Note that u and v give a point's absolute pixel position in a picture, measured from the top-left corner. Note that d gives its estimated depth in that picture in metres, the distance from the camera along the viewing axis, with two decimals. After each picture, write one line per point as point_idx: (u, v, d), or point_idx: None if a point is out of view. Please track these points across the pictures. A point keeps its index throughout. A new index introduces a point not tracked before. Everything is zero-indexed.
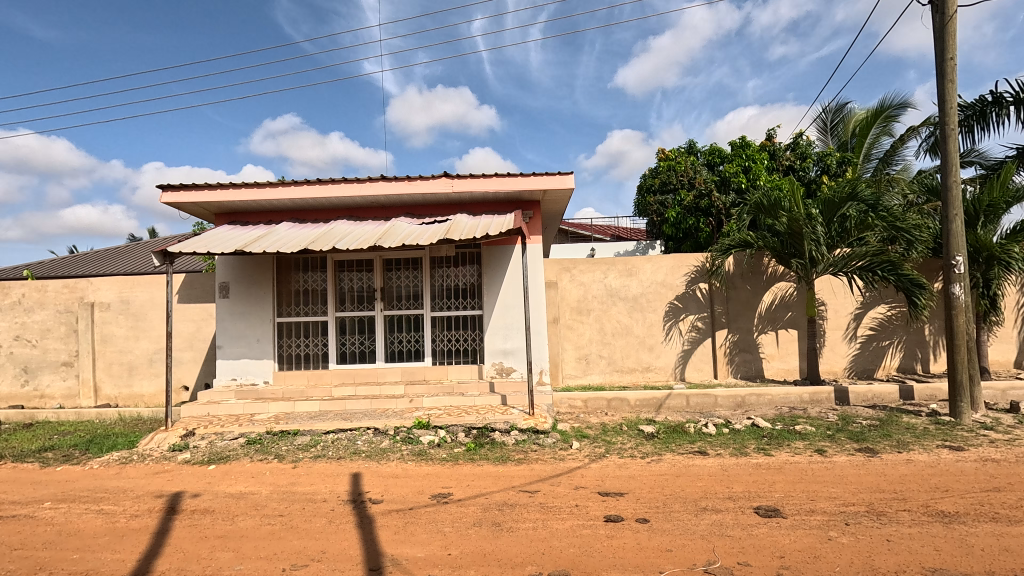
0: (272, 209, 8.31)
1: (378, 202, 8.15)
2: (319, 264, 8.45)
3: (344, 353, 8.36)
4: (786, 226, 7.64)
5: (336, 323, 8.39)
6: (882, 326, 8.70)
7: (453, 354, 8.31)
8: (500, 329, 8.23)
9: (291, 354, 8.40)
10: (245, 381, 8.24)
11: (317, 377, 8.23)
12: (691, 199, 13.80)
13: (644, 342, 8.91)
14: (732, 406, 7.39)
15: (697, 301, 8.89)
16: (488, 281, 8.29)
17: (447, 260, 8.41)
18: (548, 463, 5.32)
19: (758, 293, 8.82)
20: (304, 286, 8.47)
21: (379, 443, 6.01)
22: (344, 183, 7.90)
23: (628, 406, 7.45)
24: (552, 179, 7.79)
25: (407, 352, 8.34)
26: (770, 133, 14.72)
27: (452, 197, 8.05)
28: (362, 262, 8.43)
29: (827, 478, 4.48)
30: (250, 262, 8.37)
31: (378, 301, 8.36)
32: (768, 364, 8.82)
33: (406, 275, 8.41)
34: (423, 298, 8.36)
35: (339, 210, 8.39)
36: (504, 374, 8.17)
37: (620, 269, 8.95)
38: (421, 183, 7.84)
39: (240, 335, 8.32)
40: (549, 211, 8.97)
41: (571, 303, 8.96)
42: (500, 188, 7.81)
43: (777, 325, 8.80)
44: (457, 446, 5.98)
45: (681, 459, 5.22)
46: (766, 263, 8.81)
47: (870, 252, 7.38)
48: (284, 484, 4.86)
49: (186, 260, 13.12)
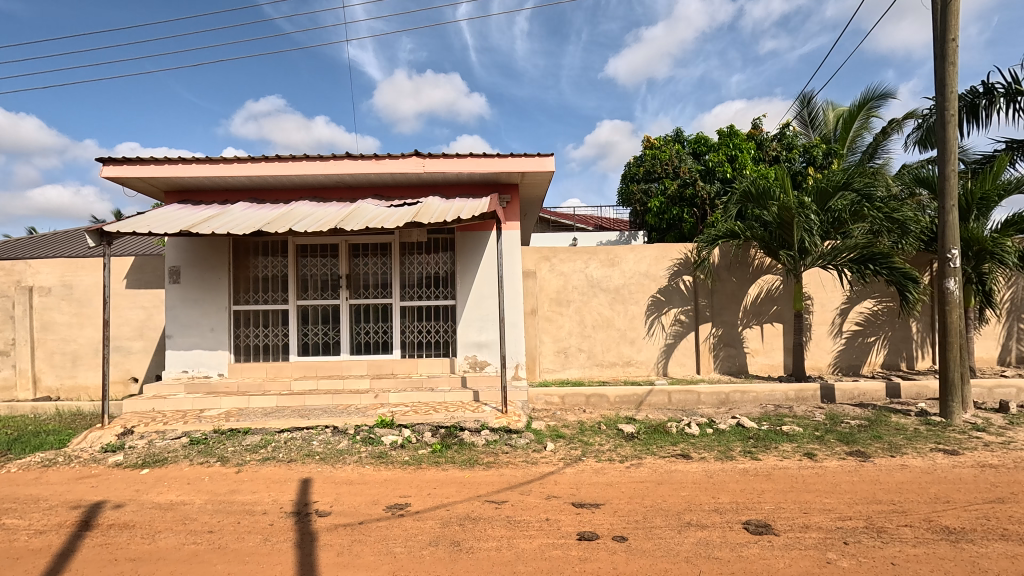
0: (228, 187, 7.66)
1: (343, 182, 7.55)
2: (280, 248, 7.86)
3: (307, 345, 7.81)
4: (776, 216, 7.26)
5: (299, 313, 7.83)
6: (868, 321, 8.46)
7: (423, 346, 7.82)
8: (474, 321, 7.74)
9: (249, 345, 7.81)
10: (198, 374, 7.64)
11: (277, 370, 7.68)
12: (675, 188, 13.43)
13: (625, 336, 8.53)
14: (715, 403, 7.07)
15: (681, 294, 8.53)
16: (462, 269, 7.79)
17: (418, 246, 7.87)
18: (519, 468, 4.88)
19: (743, 286, 8.49)
20: (262, 272, 7.86)
21: (337, 444, 5.50)
22: (307, 160, 7.29)
23: (607, 402, 7.05)
24: (532, 160, 7.27)
25: (374, 344, 7.81)
26: (757, 123, 14.41)
27: (424, 178, 7.50)
28: (327, 247, 7.86)
29: (822, 487, 4.11)
30: (204, 245, 7.72)
31: (344, 290, 7.81)
32: (752, 359, 8.52)
33: (374, 262, 7.87)
34: (392, 287, 7.83)
35: (302, 190, 7.77)
36: (477, 369, 7.70)
37: (602, 259, 8.54)
38: (390, 162, 7.27)
39: (192, 324, 7.70)
40: (528, 196, 8.48)
41: (550, 293, 8.51)
42: (476, 169, 7.25)
43: (761, 319, 8.50)
44: (422, 447, 5.50)
45: (663, 464, 4.83)
46: (753, 255, 8.48)
47: (861, 244, 7.05)
48: (222, 493, 4.33)
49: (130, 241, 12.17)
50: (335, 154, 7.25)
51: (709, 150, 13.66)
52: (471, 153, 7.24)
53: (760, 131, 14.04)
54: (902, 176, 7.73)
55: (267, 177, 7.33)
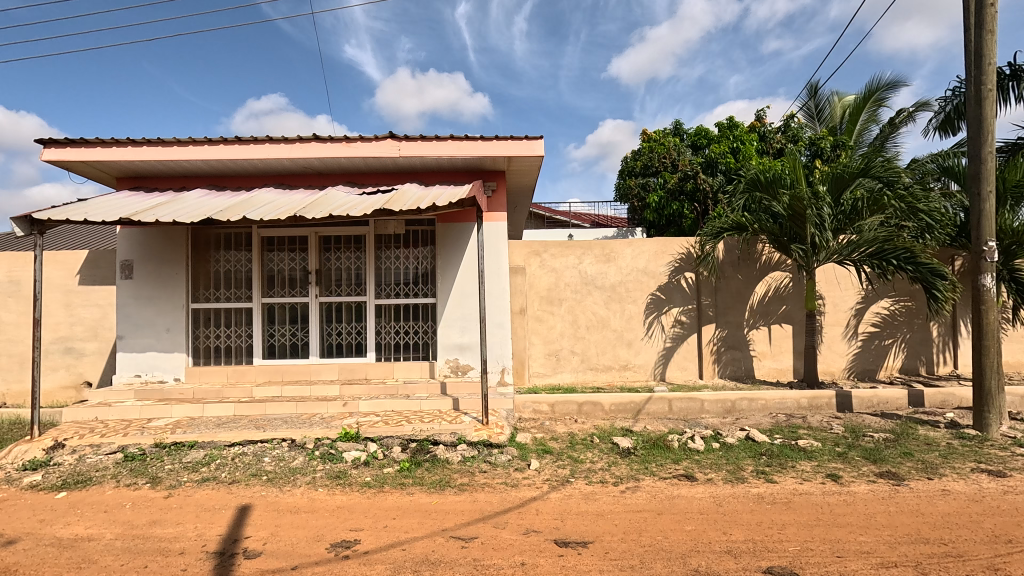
0: (185, 173, 6.97)
1: (311, 167, 6.86)
2: (244, 241, 7.18)
3: (272, 347, 7.13)
4: (787, 207, 6.60)
5: (264, 312, 7.15)
6: (884, 322, 7.81)
7: (400, 349, 7.15)
8: (456, 321, 7.06)
9: (209, 347, 7.12)
10: (152, 378, 6.96)
11: (238, 374, 6.99)
12: (675, 181, 12.77)
13: (622, 338, 7.86)
14: (720, 412, 6.42)
15: (682, 292, 7.87)
16: (443, 265, 7.11)
17: (395, 239, 7.20)
18: (496, 492, 4.18)
19: (750, 284, 7.83)
20: (224, 267, 7.17)
21: (291, 462, 4.81)
22: (270, 142, 6.60)
23: (601, 411, 6.40)
24: (519, 143, 6.57)
25: (346, 346, 7.15)
26: (760, 114, 13.77)
27: (401, 164, 6.81)
28: (295, 240, 7.19)
29: (855, 521, 3.43)
30: (159, 237, 7.03)
31: (313, 286, 7.13)
32: (759, 364, 7.87)
33: (347, 257, 7.20)
34: (366, 283, 7.16)
35: (268, 176, 7.09)
36: (459, 374, 7.03)
37: (597, 254, 7.87)
38: (362, 145, 6.57)
39: (146, 324, 7.01)
40: (517, 185, 7.81)
41: (541, 291, 7.83)
42: (457, 153, 6.56)
43: (769, 320, 7.85)
44: (389, 465, 4.82)
45: (663, 487, 4.14)
46: (760, 250, 7.81)
47: (882, 238, 6.35)
48: (140, 525, 3.64)
49: (77, 235, 11.18)
50: (301, 136, 6.55)
51: (709, 143, 13.04)
52: (452, 135, 6.55)
53: (763, 122, 13.41)
54: (925, 161, 7.06)
55: (226, 161, 6.63)
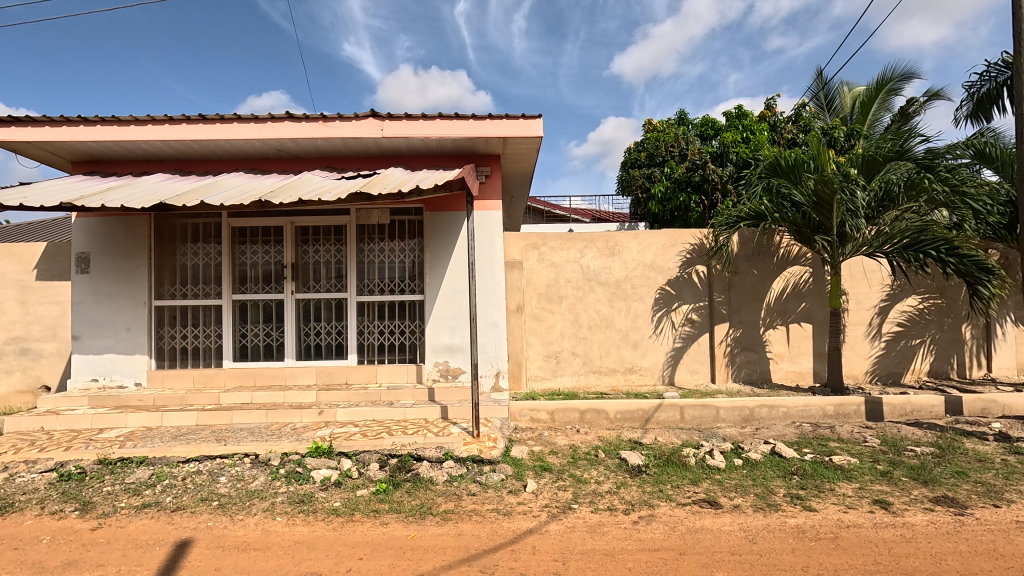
0: (146, 156, 6.31)
1: (285, 150, 6.21)
2: (212, 233, 6.53)
3: (244, 348, 6.50)
4: (812, 193, 5.97)
5: (235, 310, 6.51)
6: (912, 321, 7.19)
7: (385, 350, 6.51)
8: (445, 321, 6.42)
9: (175, 349, 6.49)
10: (111, 383, 6.32)
11: (206, 379, 6.34)
12: (682, 171, 12.13)
13: (627, 338, 7.23)
14: (738, 421, 5.81)
15: (693, 288, 7.24)
16: (432, 258, 6.47)
17: (379, 230, 6.57)
18: (484, 523, 3.54)
19: (766, 280, 7.20)
20: (190, 260, 6.53)
21: (251, 482, 4.17)
22: (238, 122, 5.93)
23: (605, 420, 5.78)
24: (514, 123, 5.90)
25: (325, 347, 6.51)
26: (771, 102, 13.12)
27: (384, 146, 6.15)
28: (269, 231, 6.55)
29: (923, 567, 2.80)
30: (119, 227, 6.39)
31: (289, 282, 6.49)
32: (776, 366, 7.24)
33: (326, 250, 6.56)
34: (347, 279, 6.52)
35: (238, 160, 6.44)
36: (449, 378, 6.39)
37: (600, 247, 7.23)
38: (340, 125, 5.90)
39: (104, 324, 6.37)
40: (513, 171, 7.17)
41: (539, 288, 7.19)
42: (446, 133, 5.89)
43: (787, 318, 7.23)
44: (363, 487, 4.18)
45: (683, 517, 3.51)
46: (778, 242, 7.19)
47: (917, 226, 5.74)
48: (51, 569, 3.00)
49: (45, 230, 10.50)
50: (272, 114, 5.88)
51: (717, 133, 12.55)
52: (440, 114, 5.88)
53: (773, 111, 12.74)
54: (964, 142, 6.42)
55: (189, 143, 5.97)
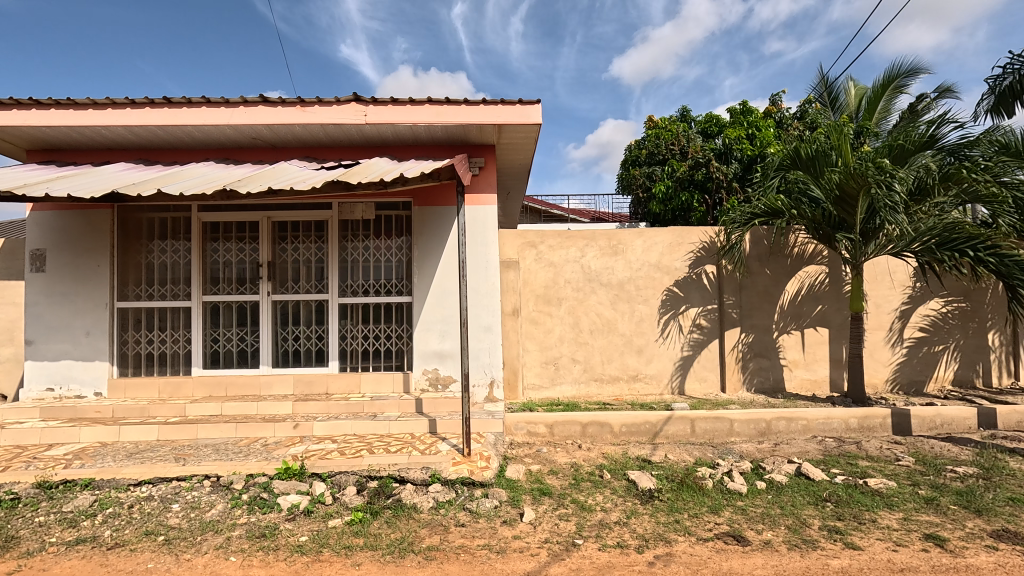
0: (107, 143, 5.76)
1: (261, 138, 5.68)
2: (181, 228, 5.99)
3: (215, 355, 5.95)
4: (835, 187, 5.50)
5: (206, 313, 5.97)
6: (935, 326, 6.72)
7: (369, 357, 5.99)
8: (435, 325, 5.90)
9: (139, 355, 5.94)
10: (67, 393, 5.77)
11: (173, 389, 5.79)
12: (684, 170, 11.67)
13: (631, 344, 6.73)
14: (754, 435, 5.33)
15: (701, 290, 6.76)
16: (421, 256, 5.95)
17: (363, 226, 6.05)
18: (474, 564, 3.02)
19: (779, 281, 6.73)
20: (157, 258, 5.98)
21: (207, 511, 3.63)
22: (206, 105, 5.38)
23: (610, 434, 5.28)
24: (510, 108, 5.37)
25: (304, 354, 5.99)
26: (775, 98, 12.68)
27: (368, 134, 5.62)
28: (244, 226, 6.02)
29: None
30: (78, 221, 5.84)
31: (265, 282, 5.96)
32: (790, 374, 6.76)
33: (305, 247, 6.04)
34: (328, 279, 6.00)
35: (210, 149, 5.90)
36: (439, 388, 5.87)
37: (602, 246, 6.74)
38: (319, 109, 5.36)
39: (60, 328, 5.81)
40: (509, 163, 6.68)
41: (537, 289, 6.69)
42: (435, 120, 5.36)
43: (801, 323, 6.76)
44: (336, 516, 3.65)
45: (707, 557, 3.01)
46: (792, 241, 6.72)
47: (948, 222, 5.29)
48: None
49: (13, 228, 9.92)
50: (245, 97, 5.33)
51: (721, 130, 12.02)
52: (430, 98, 5.35)
53: (778, 107, 12.32)
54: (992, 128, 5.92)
55: (153, 129, 5.42)
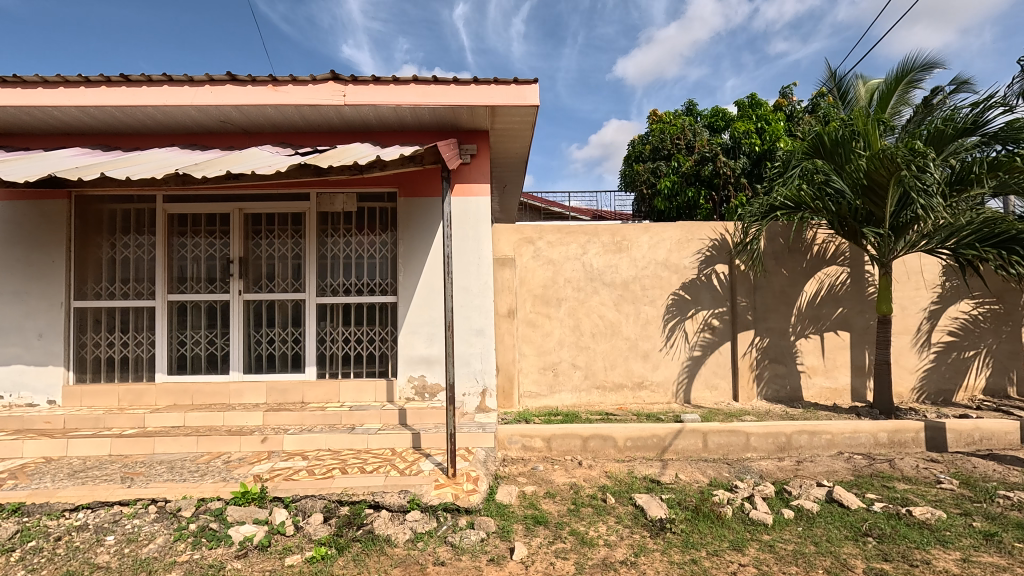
0: (62, 127, 5.23)
1: (231, 122, 5.15)
2: (145, 221, 5.50)
3: (182, 360, 5.45)
4: (865, 176, 4.96)
5: (172, 313, 5.46)
6: (965, 330, 6.19)
7: (350, 362, 5.48)
8: (421, 328, 5.39)
9: (98, 360, 5.43)
10: (19, 401, 5.27)
11: (134, 398, 5.28)
12: (691, 165, 11.11)
13: (637, 348, 6.21)
14: (773, 451, 4.81)
15: (712, 291, 6.24)
16: (407, 253, 5.43)
17: (345, 220, 5.54)
18: None
19: (796, 281, 6.22)
20: (119, 253, 5.48)
21: (145, 547, 3.13)
22: (169, 84, 4.82)
23: (613, 449, 4.76)
24: (504, 88, 4.86)
25: (279, 358, 5.47)
26: (786, 91, 12.12)
27: (348, 117, 5.09)
28: (214, 219, 5.52)
29: None
30: (32, 213, 5.34)
31: (236, 280, 5.46)
32: (807, 382, 6.24)
33: (280, 243, 5.53)
34: (306, 277, 5.49)
35: (175, 133, 5.37)
36: (426, 397, 5.36)
37: (605, 243, 6.23)
38: (293, 89, 4.83)
39: (11, 329, 5.31)
40: (505, 151, 6.17)
41: (534, 289, 6.18)
42: (421, 101, 4.84)
43: (820, 326, 6.23)
44: (296, 551, 3.14)
45: None
46: (811, 238, 6.20)
47: (988, 216, 4.82)
48: None
49: None
50: (210, 76, 4.78)
51: (728, 124, 11.42)
52: (415, 77, 4.82)
53: (789, 100, 11.75)
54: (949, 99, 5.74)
55: (109, 111, 4.86)
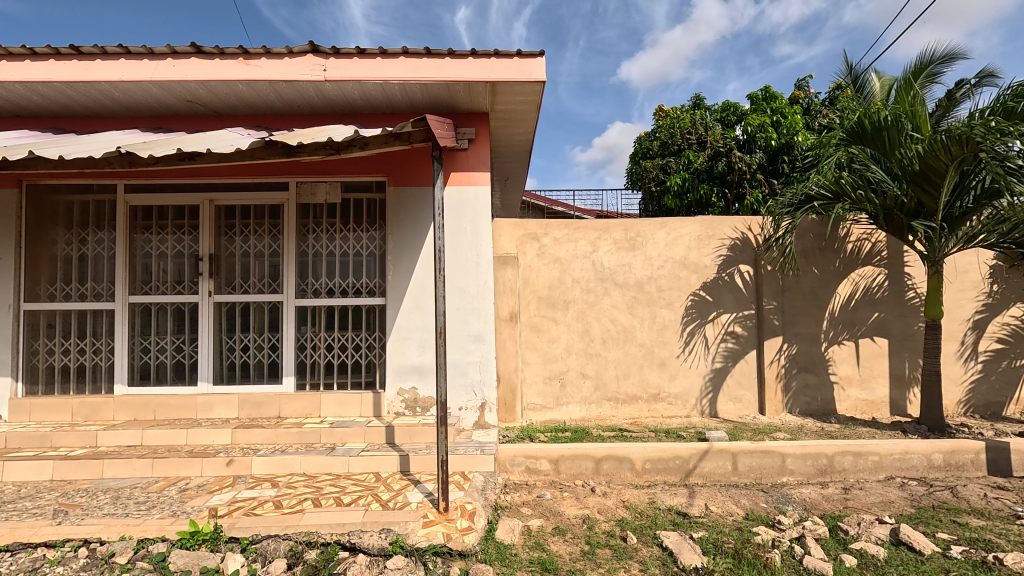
0: (8, 108, 4.62)
1: (198, 102, 4.55)
2: (106, 214, 4.92)
3: (145, 369, 4.86)
4: (918, 162, 4.36)
5: (134, 317, 4.88)
6: (1017, 336, 5.58)
7: (333, 372, 4.89)
8: (412, 333, 4.80)
9: (52, 369, 4.85)
10: None
11: (89, 412, 4.70)
12: (703, 160, 10.53)
13: (652, 356, 5.61)
14: (813, 475, 4.21)
15: (735, 293, 5.64)
16: (397, 249, 4.85)
17: (328, 213, 4.96)
18: None
19: (829, 282, 5.62)
20: (76, 250, 4.91)
21: None
22: (125, 57, 4.20)
23: (630, 472, 4.16)
24: (506, 62, 4.27)
25: (253, 368, 4.89)
26: (802, 83, 11.51)
27: (330, 96, 4.50)
28: (182, 213, 4.94)
29: None
30: None
31: (206, 280, 4.88)
32: (842, 394, 5.63)
33: (256, 239, 4.95)
34: (284, 277, 4.91)
35: (137, 116, 4.77)
36: (418, 411, 4.77)
37: (617, 239, 5.64)
38: (266, 63, 4.22)
39: None
40: (506, 138, 5.59)
41: (539, 290, 5.59)
42: (412, 76, 4.25)
43: (856, 331, 5.63)
44: None
45: None
46: (845, 234, 5.61)
47: None
48: None
49: None
50: (171, 47, 4.16)
51: (741, 118, 10.76)
52: (404, 48, 4.23)
53: (805, 92, 11.14)
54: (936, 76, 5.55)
55: (57, 88, 4.25)
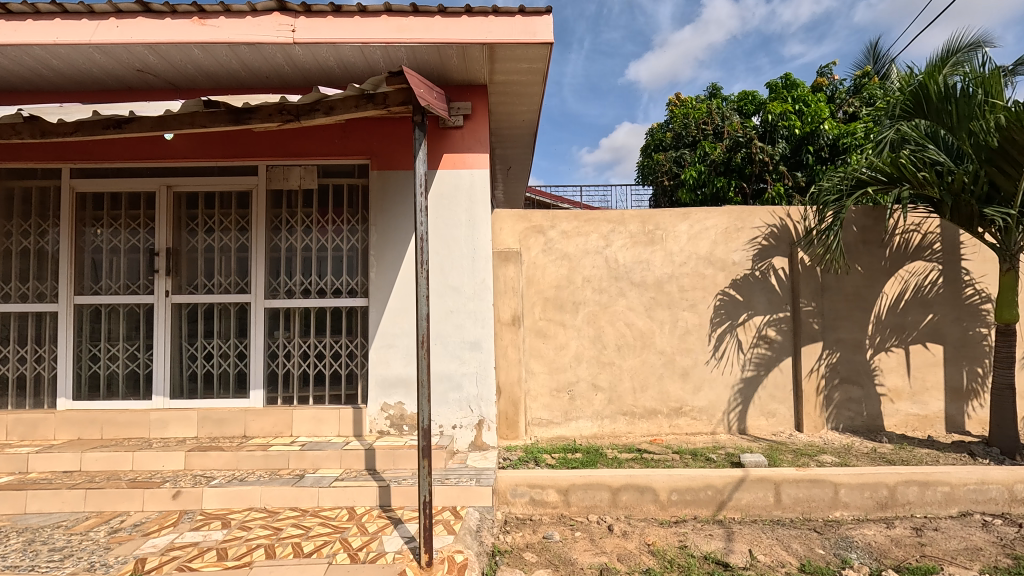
0: None
1: (150, 70, 3.92)
2: (51, 204, 4.32)
3: (95, 380, 4.25)
4: (999, 135, 3.65)
5: (82, 321, 4.26)
6: None
7: (308, 383, 4.25)
8: (398, 340, 4.16)
9: None
10: None
11: (28, 430, 4.09)
12: (720, 153, 9.85)
13: (674, 365, 4.94)
14: (873, 511, 3.51)
15: (768, 293, 4.96)
16: (381, 242, 4.21)
17: (303, 201, 4.33)
18: None
19: (874, 281, 4.92)
20: (17, 245, 4.30)
21: None
22: (60, 17, 3.54)
23: (654, 506, 3.49)
24: (507, 22, 3.61)
25: (216, 378, 4.25)
26: (824, 71, 10.78)
27: (301, 62, 3.86)
28: (137, 202, 4.33)
29: None
30: None
31: (163, 278, 4.25)
32: (890, 408, 4.94)
33: (222, 232, 4.33)
34: (252, 274, 4.27)
35: (85, 89, 4.14)
36: (405, 429, 4.12)
37: (633, 233, 4.98)
38: (225, 22, 3.57)
39: None
40: (507, 117, 4.94)
41: (544, 290, 4.93)
42: (396, 38, 3.60)
43: (906, 337, 4.93)
44: None
45: None
46: (893, 226, 4.92)
47: None
48: None
49: None
50: (112, 3, 3.50)
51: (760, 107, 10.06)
52: (387, 5, 3.57)
53: (828, 79, 10.41)
54: None
55: None
